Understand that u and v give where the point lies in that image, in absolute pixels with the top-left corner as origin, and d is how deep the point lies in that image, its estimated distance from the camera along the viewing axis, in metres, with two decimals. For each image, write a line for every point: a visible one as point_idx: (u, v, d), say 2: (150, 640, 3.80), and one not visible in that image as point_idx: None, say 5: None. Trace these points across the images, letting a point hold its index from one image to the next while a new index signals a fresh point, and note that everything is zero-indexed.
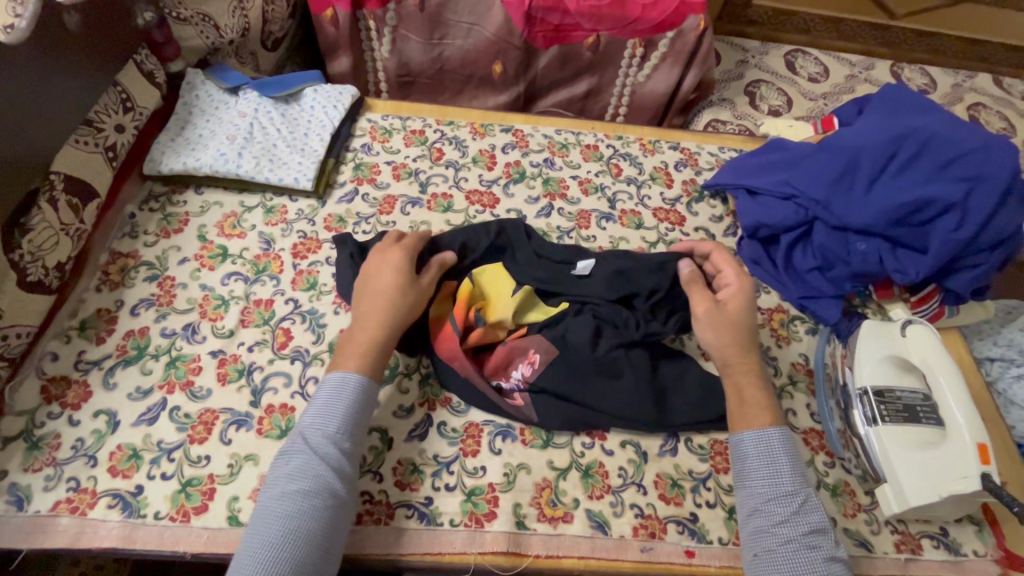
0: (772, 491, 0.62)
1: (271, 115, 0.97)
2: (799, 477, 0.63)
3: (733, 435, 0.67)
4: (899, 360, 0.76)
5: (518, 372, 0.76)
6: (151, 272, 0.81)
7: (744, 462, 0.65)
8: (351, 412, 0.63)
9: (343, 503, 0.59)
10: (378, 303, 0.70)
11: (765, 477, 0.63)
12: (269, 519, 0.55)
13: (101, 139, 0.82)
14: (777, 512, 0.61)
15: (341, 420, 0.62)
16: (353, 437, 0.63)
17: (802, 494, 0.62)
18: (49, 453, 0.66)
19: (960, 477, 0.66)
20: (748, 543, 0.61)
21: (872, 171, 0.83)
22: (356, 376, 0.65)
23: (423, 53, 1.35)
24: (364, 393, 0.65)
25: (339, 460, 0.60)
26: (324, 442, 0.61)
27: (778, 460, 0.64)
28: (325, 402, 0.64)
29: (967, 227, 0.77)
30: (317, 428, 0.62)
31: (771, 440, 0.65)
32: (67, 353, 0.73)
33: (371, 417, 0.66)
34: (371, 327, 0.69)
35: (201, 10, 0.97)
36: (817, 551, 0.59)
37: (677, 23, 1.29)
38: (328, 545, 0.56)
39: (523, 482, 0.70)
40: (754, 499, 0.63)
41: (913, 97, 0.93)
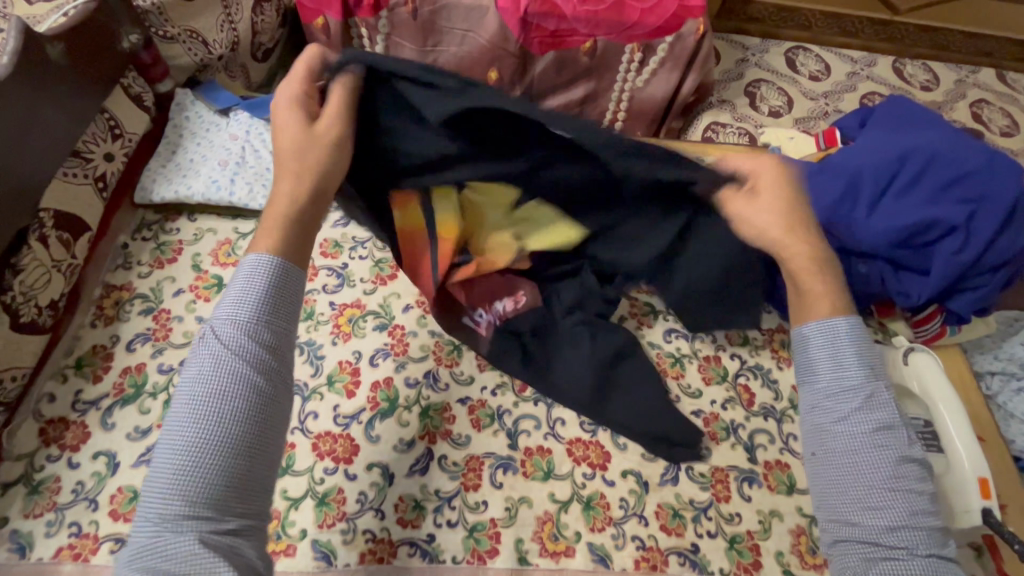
0: (833, 386, 0.60)
1: (264, 137, 0.95)
2: (870, 369, 0.60)
3: (797, 329, 0.65)
4: (898, 387, 0.75)
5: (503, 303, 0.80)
6: (146, 305, 0.80)
7: (806, 357, 0.63)
8: (274, 305, 0.56)
9: (269, 400, 0.53)
10: (299, 163, 0.60)
11: (825, 372, 0.61)
12: (188, 423, 0.51)
13: (90, 169, 0.80)
14: (835, 407, 0.59)
15: (252, 313, 0.54)
16: (275, 326, 0.56)
17: (869, 387, 0.59)
18: (49, 497, 0.66)
19: (963, 511, 0.66)
20: (807, 443, 0.61)
21: (875, 191, 0.81)
22: (264, 258, 0.57)
23: (417, 61, 1.32)
24: (277, 279, 0.57)
25: (263, 357, 0.54)
26: (245, 339, 0.53)
27: (844, 353, 0.61)
28: (235, 291, 0.56)
29: (970, 250, 0.77)
30: (226, 321, 0.54)
31: (835, 330, 0.62)
32: (65, 393, 0.72)
33: (298, 304, 0.59)
34: (289, 198, 0.60)
35: (189, 26, 0.95)
36: (885, 449, 0.57)
37: (674, 28, 1.26)
38: (255, 449, 0.51)
39: (524, 515, 0.70)
40: (812, 397, 0.62)
41: (915, 109, 0.91)
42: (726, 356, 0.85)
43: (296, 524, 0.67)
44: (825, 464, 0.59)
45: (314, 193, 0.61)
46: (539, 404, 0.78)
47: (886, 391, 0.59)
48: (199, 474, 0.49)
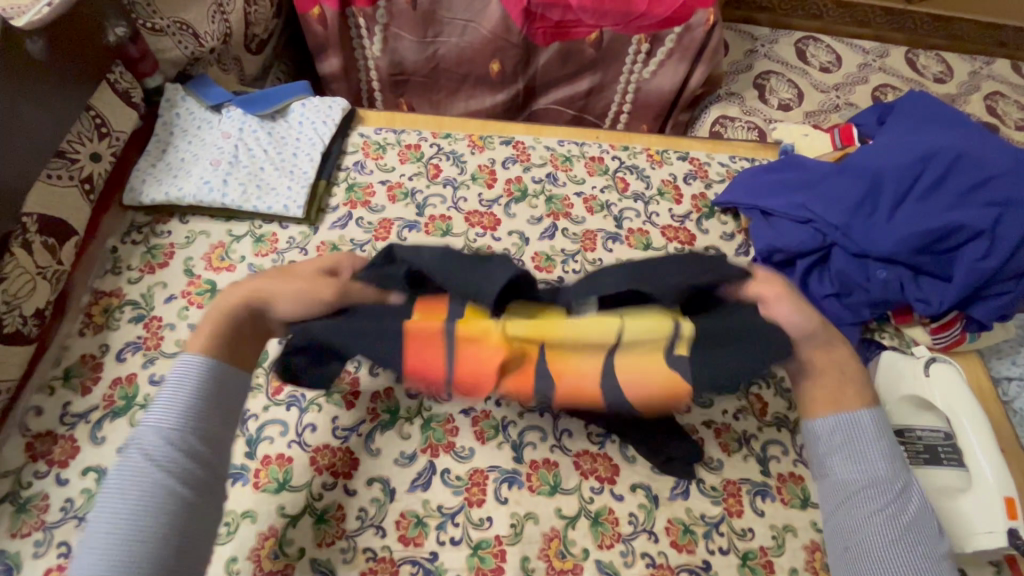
0: (864, 481, 0.57)
1: (257, 135, 0.92)
2: (895, 461, 0.58)
3: (812, 421, 0.63)
4: (920, 399, 0.73)
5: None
6: (137, 312, 0.77)
7: (829, 449, 0.60)
8: (204, 408, 0.55)
9: (193, 511, 0.51)
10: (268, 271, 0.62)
11: (852, 464, 0.58)
12: (108, 538, 0.48)
13: (76, 170, 0.77)
14: (866, 502, 0.56)
15: (185, 419, 0.54)
16: (207, 431, 0.54)
17: (901, 481, 0.56)
18: (37, 516, 0.63)
19: (984, 532, 0.63)
20: (837, 537, 0.57)
21: (896, 194, 0.78)
22: (201, 361, 0.57)
23: (416, 52, 1.28)
24: (212, 383, 0.56)
25: (191, 463, 0.52)
26: (172, 446, 0.52)
27: (870, 445, 0.59)
28: (167, 397, 0.54)
29: (996, 256, 0.73)
30: (155, 428, 0.53)
31: (861, 424, 0.60)
32: (53, 406, 0.70)
33: (224, 407, 0.57)
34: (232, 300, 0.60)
35: (178, 18, 0.90)
36: (918, 546, 0.53)
37: (684, 19, 1.22)
38: (180, 560, 0.49)
39: (530, 532, 0.68)
40: (833, 490, 0.59)
41: (938, 107, 0.88)
42: None
43: (293, 543, 0.65)
44: (859, 559, 0.54)
45: (252, 307, 0.60)
46: (545, 415, 0.75)
47: (915, 488, 0.57)
48: None
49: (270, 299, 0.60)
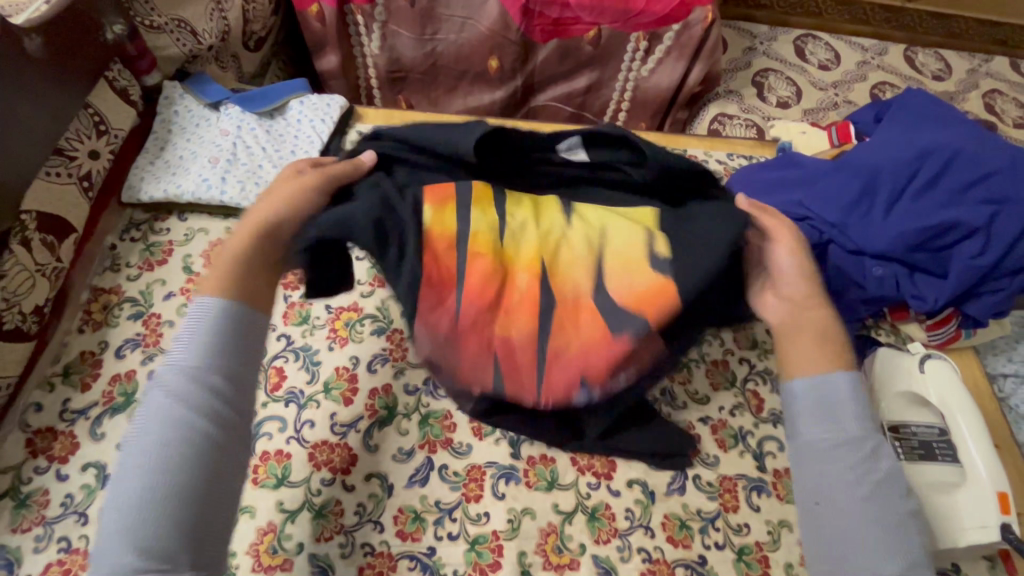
0: (835, 437, 0.56)
1: (256, 132, 0.92)
2: (869, 421, 0.57)
3: (787, 381, 0.61)
4: (915, 396, 0.74)
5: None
6: (136, 309, 0.78)
7: (801, 407, 0.59)
8: (224, 344, 0.55)
9: (216, 443, 0.52)
10: (267, 203, 0.62)
11: (825, 423, 0.57)
12: (138, 467, 0.50)
13: (74, 168, 0.77)
14: (836, 458, 0.55)
15: (205, 354, 0.54)
16: (231, 372, 0.54)
17: (872, 439, 0.56)
18: (38, 511, 0.64)
19: (980, 526, 0.64)
20: (807, 493, 0.56)
21: (893, 191, 0.78)
22: (213, 297, 0.56)
23: (415, 49, 1.28)
24: (230, 319, 0.56)
25: (212, 395, 0.53)
26: (192, 381, 0.52)
27: (844, 404, 0.58)
28: (191, 338, 0.54)
29: (989, 254, 0.74)
30: (179, 368, 0.53)
31: (834, 382, 0.59)
32: (52, 402, 0.70)
33: (246, 341, 0.56)
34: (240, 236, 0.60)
35: (175, 15, 0.91)
36: (886, 500, 0.54)
37: (683, 16, 1.21)
38: (207, 489, 0.50)
39: (527, 527, 0.68)
40: (807, 448, 0.58)
41: (934, 104, 0.88)
42: (734, 360, 0.83)
43: (292, 538, 0.65)
44: (830, 516, 0.54)
45: (261, 240, 0.60)
46: None
47: (885, 445, 0.57)
48: (150, 522, 0.48)
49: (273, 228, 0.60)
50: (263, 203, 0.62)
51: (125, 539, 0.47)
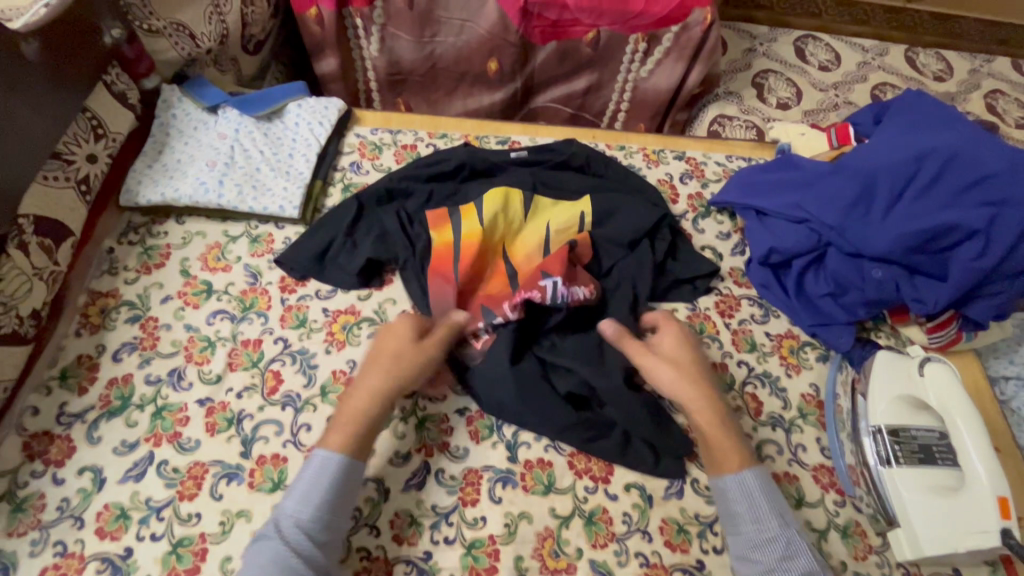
0: (755, 539, 0.62)
1: (254, 136, 0.92)
2: (781, 515, 0.63)
3: (715, 480, 0.67)
4: (914, 399, 0.73)
5: (548, 281, 0.75)
6: (133, 312, 0.78)
7: (729, 506, 0.65)
8: (334, 501, 0.60)
9: None
10: (400, 363, 0.68)
11: (748, 522, 0.63)
12: None
13: (72, 172, 0.77)
14: (760, 560, 0.61)
15: (319, 512, 0.59)
16: (331, 527, 0.60)
17: (785, 536, 0.61)
18: (34, 515, 0.64)
19: (981, 531, 0.63)
20: None
21: (891, 194, 0.78)
22: (340, 461, 0.62)
23: (414, 51, 1.28)
24: (344, 478, 0.62)
25: (315, 553, 0.58)
26: (303, 537, 0.58)
27: (758, 503, 0.63)
28: (305, 488, 0.60)
29: (991, 255, 0.73)
30: (293, 517, 0.59)
31: (746, 481, 0.65)
32: (49, 406, 0.70)
33: (348, 500, 0.62)
34: (368, 395, 0.66)
35: (174, 18, 0.90)
36: None
37: (681, 17, 1.21)
38: None
39: (524, 532, 0.68)
40: (741, 545, 0.63)
41: (934, 106, 0.87)
42: (733, 363, 0.81)
43: None
44: None
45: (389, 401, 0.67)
46: None
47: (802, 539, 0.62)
48: None
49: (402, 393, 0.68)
50: (393, 359, 0.69)
51: None
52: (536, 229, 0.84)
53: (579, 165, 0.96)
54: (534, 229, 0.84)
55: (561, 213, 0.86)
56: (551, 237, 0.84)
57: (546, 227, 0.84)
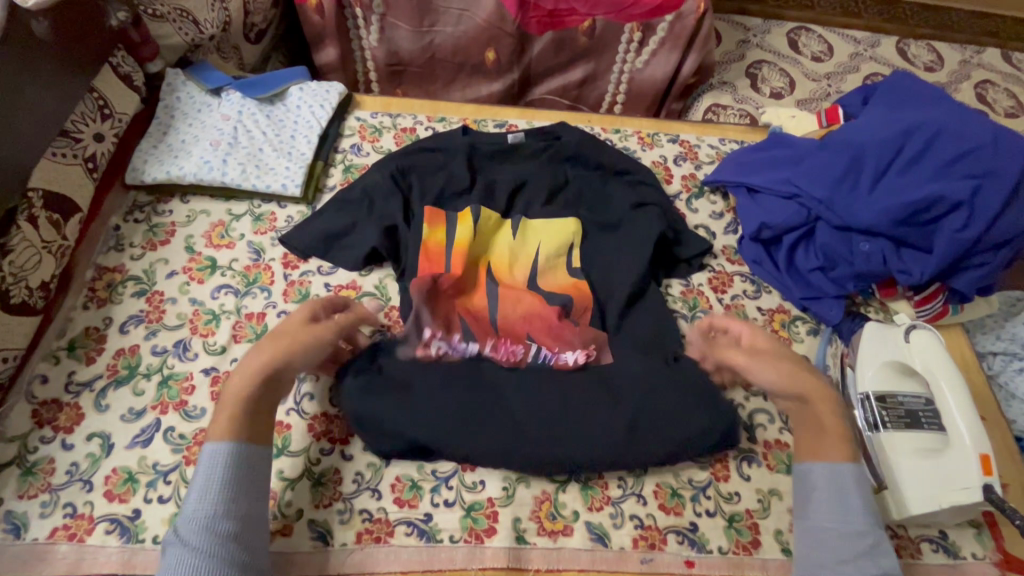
0: (840, 529, 0.62)
1: (256, 118, 0.94)
2: (872, 519, 0.63)
3: (799, 464, 0.68)
4: (901, 365, 0.75)
5: (533, 343, 0.78)
6: (139, 287, 0.79)
7: (811, 495, 0.66)
8: (234, 489, 0.59)
9: None
10: (276, 342, 0.66)
11: (832, 512, 0.63)
12: None
13: (80, 149, 0.79)
14: (839, 549, 0.61)
15: (219, 502, 0.57)
16: (239, 513, 0.58)
17: (874, 534, 0.62)
18: (44, 478, 0.65)
19: (961, 489, 0.65)
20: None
21: (877, 169, 0.80)
22: (226, 447, 0.60)
23: (412, 41, 1.30)
24: (241, 465, 0.60)
25: (226, 544, 0.56)
26: (206, 531, 0.56)
27: (850, 498, 0.64)
28: (199, 485, 0.58)
29: (974, 226, 0.75)
30: (194, 515, 0.57)
31: (844, 474, 0.65)
32: (58, 375, 0.72)
33: (252, 484, 0.60)
34: (246, 376, 0.64)
35: (178, 5, 0.92)
36: None
37: (675, 7, 1.24)
38: None
39: (522, 495, 0.70)
40: (815, 533, 0.64)
41: (921, 84, 0.89)
42: None
43: (291, 505, 0.67)
44: None
45: (268, 378, 0.65)
46: None
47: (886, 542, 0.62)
48: None
49: (285, 368, 0.65)
50: (275, 339, 0.67)
51: None
52: (527, 250, 0.86)
53: (566, 157, 0.95)
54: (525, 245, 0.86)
55: (554, 232, 0.87)
56: (538, 262, 0.85)
57: (536, 250, 0.86)
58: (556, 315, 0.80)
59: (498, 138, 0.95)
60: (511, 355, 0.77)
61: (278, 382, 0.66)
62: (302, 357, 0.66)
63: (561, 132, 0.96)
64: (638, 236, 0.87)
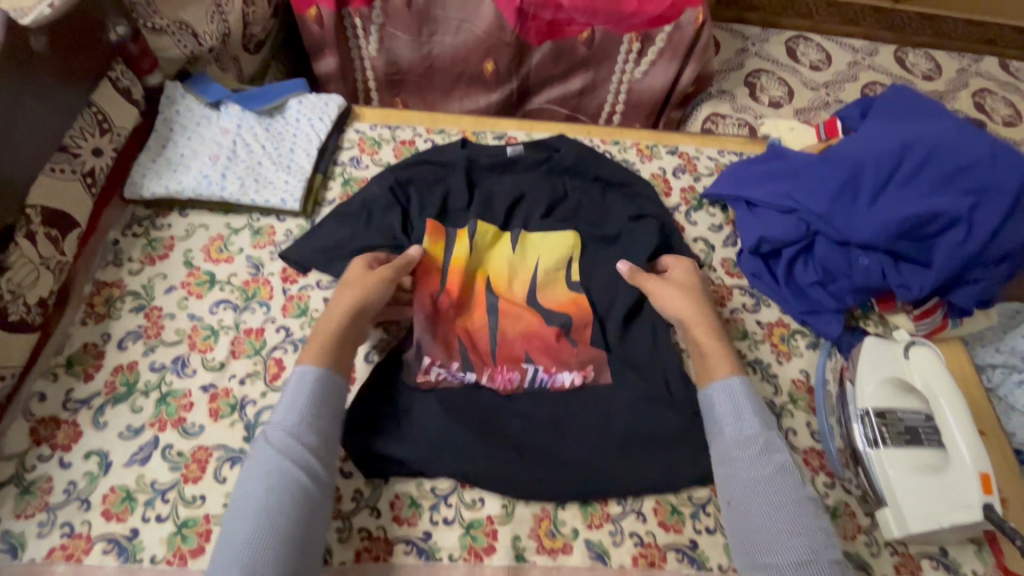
0: (736, 437, 0.66)
1: (255, 131, 0.94)
2: (763, 421, 0.67)
3: (702, 391, 0.72)
4: (900, 381, 0.75)
5: (531, 366, 0.78)
6: (138, 302, 0.79)
7: (712, 417, 0.69)
8: (316, 407, 0.64)
9: (310, 496, 0.60)
10: (355, 284, 0.74)
11: (729, 423, 0.67)
12: (245, 514, 0.57)
13: (78, 164, 0.79)
14: (738, 456, 0.65)
15: (304, 416, 0.63)
16: (320, 429, 0.64)
17: (763, 436, 0.65)
18: (41, 497, 0.65)
19: (962, 507, 0.66)
20: (721, 494, 0.65)
21: (876, 183, 0.80)
22: (313, 371, 0.66)
23: (412, 51, 1.30)
24: (324, 388, 0.66)
25: (307, 454, 0.61)
26: (290, 441, 0.61)
27: (742, 409, 0.68)
28: (288, 399, 0.65)
29: (973, 241, 0.75)
30: (281, 424, 0.63)
31: (733, 387, 0.69)
32: (55, 392, 0.71)
33: (333, 407, 0.66)
34: (335, 313, 0.72)
35: (177, 17, 0.92)
36: (786, 490, 0.62)
37: (673, 18, 1.24)
38: (302, 538, 0.57)
39: (521, 513, 0.69)
40: (720, 446, 0.67)
41: (918, 98, 0.89)
42: None
43: None
44: (738, 512, 0.62)
45: (353, 314, 0.72)
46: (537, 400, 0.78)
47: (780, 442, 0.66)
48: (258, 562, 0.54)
49: (366, 303, 0.73)
50: (353, 281, 0.75)
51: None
52: (526, 264, 0.86)
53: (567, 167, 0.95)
54: (525, 262, 0.86)
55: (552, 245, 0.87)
56: (538, 277, 0.85)
57: (536, 263, 0.86)
58: (554, 335, 0.80)
59: (497, 150, 0.95)
60: (509, 383, 0.77)
61: (361, 319, 0.73)
62: (379, 296, 0.74)
63: (560, 145, 0.96)
64: (638, 249, 0.87)
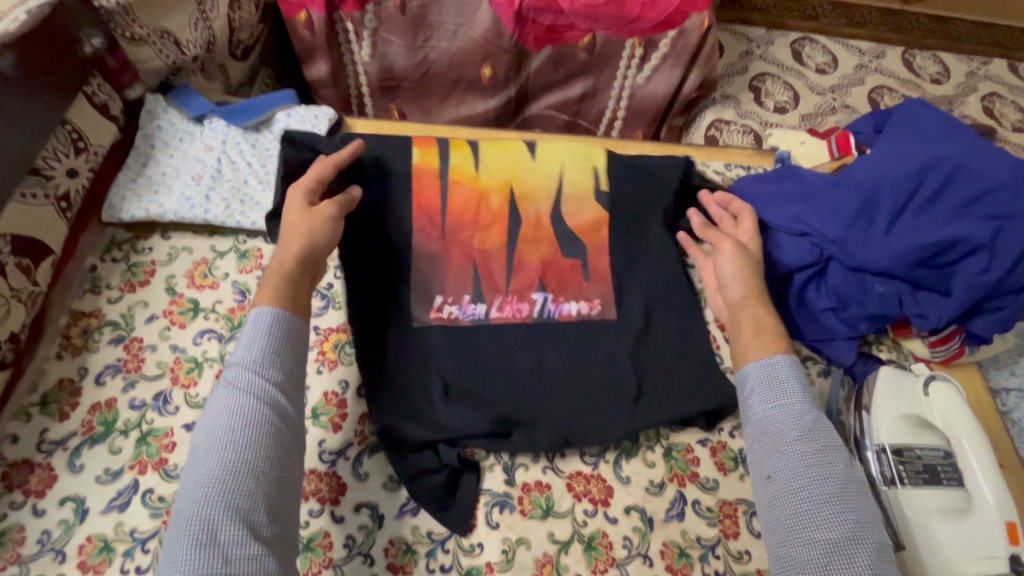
0: (779, 414, 0.60)
1: (241, 147, 0.90)
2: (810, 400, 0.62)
3: (739, 370, 0.66)
4: (918, 417, 0.72)
5: (542, 295, 0.80)
6: (117, 333, 0.75)
7: (748, 395, 0.64)
8: (279, 347, 0.59)
9: (281, 436, 0.55)
10: (297, 228, 0.69)
11: (769, 399, 0.62)
12: (208, 459, 0.52)
13: (52, 188, 0.74)
14: (781, 435, 0.59)
15: (266, 355, 0.58)
16: (286, 367, 0.58)
17: (809, 415, 0.60)
18: (13, 548, 0.61)
19: (986, 556, 0.63)
20: (758, 470, 0.60)
21: (894, 207, 0.76)
22: (272, 311, 0.60)
23: (406, 57, 1.25)
24: (286, 328, 0.60)
25: (273, 393, 0.56)
26: (253, 380, 0.56)
27: (784, 384, 0.62)
28: (246, 338, 0.59)
29: (994, 270, 0.72)
30: (241, 363, 0.57)
31: (778, 366, 0.63)
32: (29, 433, 0.67)
33: (296, 348, 0.61)
34: (284, 259, 0.66)
35: (158, 26, 0.87)
36: (831, 469, 0.57)
37: (678, 23, 1.19)
38: (275, 480, 0.53)
39: (522, 558, 0.66)
40: (758, 426, 0.61)
41: (937, 114, 0.85)
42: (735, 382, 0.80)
43: None
44: (775, 491, 0.57)
45: (301, 256, 0.67)
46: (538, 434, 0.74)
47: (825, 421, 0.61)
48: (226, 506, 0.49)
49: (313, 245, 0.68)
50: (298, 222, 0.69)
51: (195, 526, 0.48)
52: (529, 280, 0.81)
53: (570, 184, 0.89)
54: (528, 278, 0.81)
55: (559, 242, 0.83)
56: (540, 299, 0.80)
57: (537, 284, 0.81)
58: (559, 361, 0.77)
59: None
60: (518, 312, 0.78)
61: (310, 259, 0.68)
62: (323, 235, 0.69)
63: None
64: (642, 273, 0.83)
